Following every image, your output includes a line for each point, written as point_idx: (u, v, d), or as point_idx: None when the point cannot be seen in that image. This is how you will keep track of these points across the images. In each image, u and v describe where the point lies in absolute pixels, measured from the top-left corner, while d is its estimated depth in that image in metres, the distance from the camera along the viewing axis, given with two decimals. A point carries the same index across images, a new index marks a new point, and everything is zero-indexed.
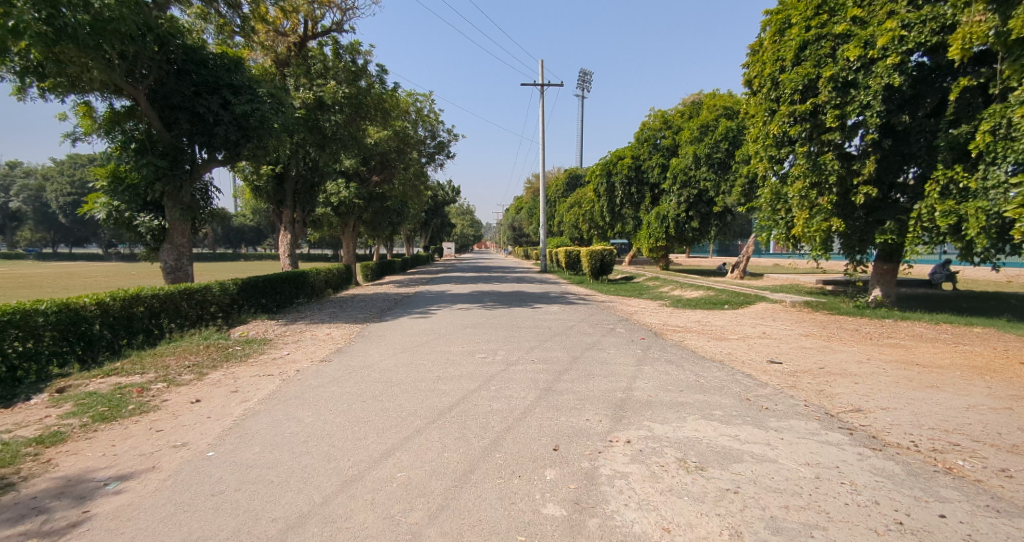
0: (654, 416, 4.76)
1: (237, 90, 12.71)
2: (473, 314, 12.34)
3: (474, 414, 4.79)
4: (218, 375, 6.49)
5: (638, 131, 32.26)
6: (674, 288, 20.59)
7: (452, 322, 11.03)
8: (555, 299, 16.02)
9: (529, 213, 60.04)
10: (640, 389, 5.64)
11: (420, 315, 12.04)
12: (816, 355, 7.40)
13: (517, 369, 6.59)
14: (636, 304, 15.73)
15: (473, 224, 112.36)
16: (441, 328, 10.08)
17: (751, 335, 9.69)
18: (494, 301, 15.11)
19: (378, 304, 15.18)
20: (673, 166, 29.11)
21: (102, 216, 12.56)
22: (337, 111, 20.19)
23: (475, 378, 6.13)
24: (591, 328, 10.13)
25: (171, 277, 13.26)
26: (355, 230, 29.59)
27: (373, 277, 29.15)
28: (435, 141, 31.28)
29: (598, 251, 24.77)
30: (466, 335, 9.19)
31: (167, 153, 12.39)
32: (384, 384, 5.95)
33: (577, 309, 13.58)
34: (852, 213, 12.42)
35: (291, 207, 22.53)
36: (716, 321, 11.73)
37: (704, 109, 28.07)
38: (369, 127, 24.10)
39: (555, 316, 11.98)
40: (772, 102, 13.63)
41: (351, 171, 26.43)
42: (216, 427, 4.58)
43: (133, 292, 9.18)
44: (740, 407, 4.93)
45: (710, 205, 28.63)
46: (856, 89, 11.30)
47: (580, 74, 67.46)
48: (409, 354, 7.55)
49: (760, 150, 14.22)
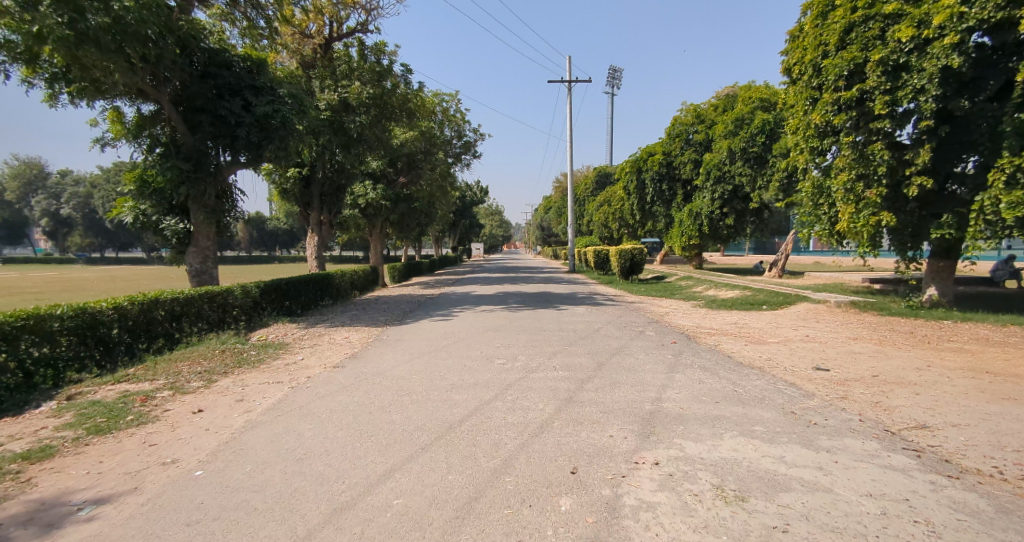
0: (686, 432, 4.26)
1: (259, 91, 12.66)
2: (496, 316, 11.95)
3: (487, 429, 4.38)
4: (226, 383, 6.27)
5: (670, 126, 31.39)
6: (707, 287, 19.81)
7: (474, 324, 10.65)
8: (583, 300, 15.51)
9: (557, 212, 59.51)
10: (670, 400, 5.13)
11: (442, 318, 11.74)
12: (868, 362, 6.72)
13: (537, 376, 6.16)
14: (668, 305, 15.07)
15: (502, 225, 112.39)
16: (461, 332, 9.72)
17: (793, 338, 9.01)
18: (519, 302, 14.71)
19: (402, 306, 14.98)
20: (706, 161, 28.19)
21: (130, 219, 12.80)
22: (362, 112, 20.16)
23: (491, 386, 5.73)
24: (618, 331, 9.62)
25: (197, 280, 13.35)
26: (383, 231, 29.66)
27: (400, 279, 29.17)
28: (462, 141, 31.08)
29: (628, 251, 24.10)
30: (486, 339, 8.80)
31: (190, 156, 12.42)
32: (395, 393, 5.60)
33: (605, 310, 13.05)
34: (903, 206, 11.49)
35: (318, 209, 22.63)
36: (754, 323, 11.03)
37: (740, 101, 27.06)
38: (395, 128, 24.04)
39: (581, 318, 11.49)
40: (815, 89, 12.83)
41: (377, 172, 26.53)
42: (211, 442, 4.31)
43: (152, 296, 9.11)
44: (784, 423, 4.38)
45: (746, 201, 27.62)
46: (908, 73, 10.46)
47: (611, 71, 66.40)
48: (425, 360, 7.20)
49: (801, 141, 13.44)
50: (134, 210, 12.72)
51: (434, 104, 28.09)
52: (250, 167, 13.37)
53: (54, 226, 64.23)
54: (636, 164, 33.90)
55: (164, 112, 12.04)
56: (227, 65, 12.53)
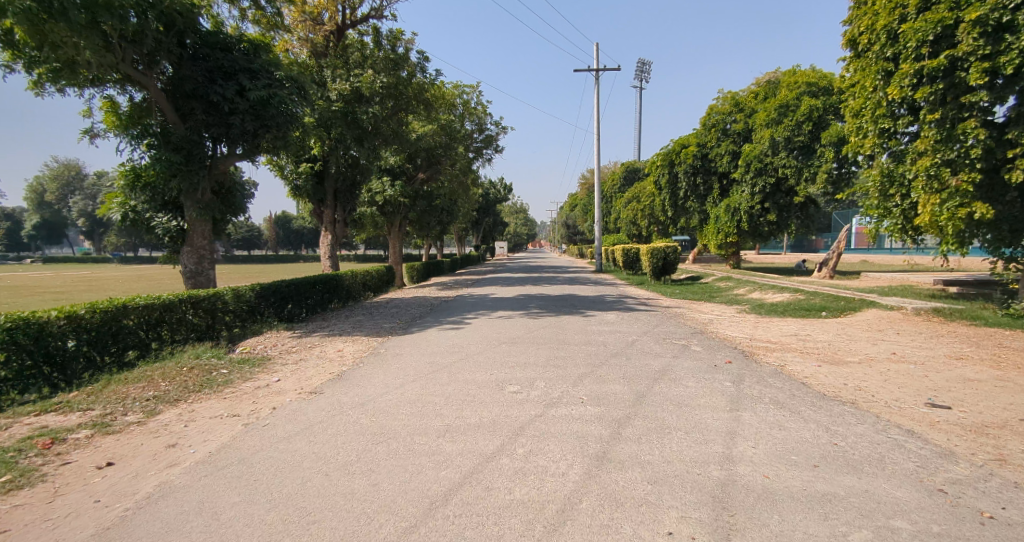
0: (788, 530, 2.77)
1: (254, 75, 11.34)
2: (514, 324, 10.53)
3: (484, 515, 2.99)
4: (169, 416, 4.99)
5: (705, 116, 29.51)
6: (749, 290, 18.06)
7: (488, 336, 9.24)
8: (612, 304, 14.01)
9: (584, 210, 57.89)
10: (747, 461, 3.65)
11: (453, 327, 10.38)
12: (1001, 398, 5.10)
13: (559, 414, 4.74)
14: (709, 311, 13.42)
15: (527, 223, 111.06)
16: (472, 345, 8.36)
17: (876, 356, 7.38)
18: (542, 307, 13.30)
19: (413, 311, 13.72)
20: (747, 152, 26.36)
21: (118, 217, 11.73)
22: (376, 102, 18.95)
23: (498, 432, 4.35)
24: (659, 346, 8.11)
25: (191, 281, 12.17)
26: (401, 230, 28.57)
27: (419, 280, 28.10)
28: (483, 135, 29.47)
29: (661, 249, 22.36)
30: (500, 355, 7.40)
31: (181, 147, 11.14)
32: (371, 439, 4.26)
33: (639, 317, 11.55)
34: (1001, 194, 9.94)
35: (332, 205, 21.66)
36: (819, 334, 9.40)
37: (783, 87, 25.16)
38: (413, 119, 22.88)
39: (611, 326, 10.00)
40: (888, 61, 11.20)
41: (396, 168, 25.81)
42: (89, 526, 2.99)
43: (121, 302, 7.97)
44: (937, 515, 2.87)
45: (790, 195, 25.82)
46: (1014, 33, 8.83)
47: (641, 64, 64.29)
48: (421, 386, 5.84)
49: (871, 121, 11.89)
50: (123, 206, 11.62)
51: (454, 95, 26.80)
52: (249, 159, 12.19)
53: (90, 226, 65.40)
54: (667, 157, 32.08)
55: (155, 100, 10.92)
56: (224, 47, 11.38)
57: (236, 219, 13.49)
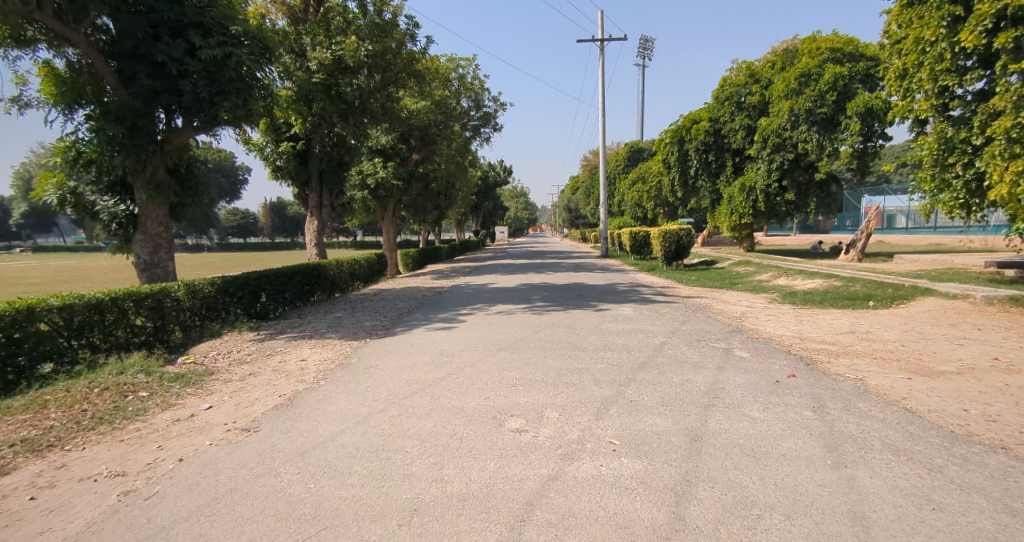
0: None
1: (208, 31, 9.28)
2: (515, 323, 8.96)
3: None
4: (20, 478, 3.47)
5: (718, 88, 27.85)
6: (772, 276, 16.51)
7: (484, 340, 7.67)
8: (624, 294, 12.49)
9: (586, 192, 56.13)
10: None
11: (444, 326, 8.82)
12: None
13: (585, 475, 3.22)
14: (737, 303, 11.84)
15: (528, 208, 109.48)
16: (466, 353, 6.81)
17: (975, 364, 5.85)
18: (546, 299, 11.75)
19: (401, 304, 12.19)
20: (763, 127, 25.16)
21: (53, 202, 9.86)
22: (361, 74, 17.11)
23: (492, 517, 2.80)
24: (694, 352, 6.58)
25: (146, 275, 10.26)
26: (396, 214, 26.87)
27: (414, 268, 26.59)
28: (480, 113, 27.44)
29: (674, 232, 20.64)
30: (497, 368, 5.86)
31: (124, 118, 9.05)
32: (295, 532, 2.72)
33: (659, 310, 10.05)
34: None
35: (317, 189, 19.87)
36: (882, 332, 7.89)
37: (803, 55, 24.39)
38: (403, 93, 21.17)
39: (630, 324, 8.45)
40: (955, 4, 10.25)
41: (386, 147, 24.65)
42: None
43: (26, 306, 6.37)
44: None
45: (810, 170, 24.63)
46: None
47: (643, 40, 62.20)
48: (390, 420, 4.29)
49: (936, 79, 11.01)
50: (60, 189, 9.70)
51: (448, 69, 24.93)
52: (208, 133, 10.22)
53: None
54: (676, 134, 30.29)
55: (90, 59, 8.98)
56: None
57: (199, 203, 11.72)
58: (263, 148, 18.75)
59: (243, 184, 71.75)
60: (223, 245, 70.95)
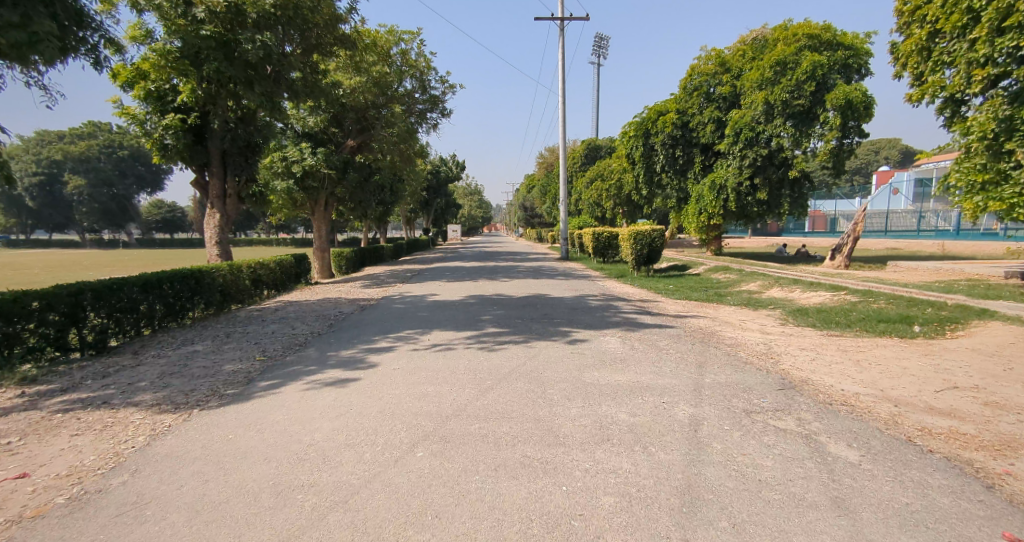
0: None
1: None
2: (454, 370, 5.82)
3: None
4: None
5: (686, 78, 25.70)
6: (763, 287, 14.09)
7: (395, 413, 4.52)
8: (600, 314, 9.60)
9: (542, 190, 53.49)
10: None
11: (339, 379, 5.60)
12: None
13: None
14: (745, 326, 9.13)
15: (481, 206, 106.54)
16: (349, 456, 3.64)
17: None
18: (499, 322, 8.64)
19: (300, 329, 8.80)
20: (734, 119, 23.08)
21: None
22: (266, 30, 13.55)
23: None
24: (765, 453, 3.68)
25: None
26: (328, 209, 23.03)
27: (349, 271, 23.15)
28: (426, 95, 24.01)
29: (646, 233, 18.03)
30: (393, 526, 2.79)
31: None
32: None
33: (656, 344, 7.17)
34: None
35: (219, 174, 16.02)
36: (1000, 387, 5.26)
37: (778, 43, 22.35)
38: (328, 63, 17.68)
39: (627, 377, 5.45)
40: None
41: (312, 130, 21.01)
42: None
43: None
44: None
45: (782, 168, 22.70)
46: None
47: (596, 38, 60.21)
48: None
49: (991, 47, 8.71)
50: None
51: (388, 43, 21.54)
52: None
53: None
54: (640, 127, 27.68)
55: None
56: None
57: None
58: (142, 121, 14.70)
59: (167, 174, 65.16)
60: (143, 240, 64.15)
